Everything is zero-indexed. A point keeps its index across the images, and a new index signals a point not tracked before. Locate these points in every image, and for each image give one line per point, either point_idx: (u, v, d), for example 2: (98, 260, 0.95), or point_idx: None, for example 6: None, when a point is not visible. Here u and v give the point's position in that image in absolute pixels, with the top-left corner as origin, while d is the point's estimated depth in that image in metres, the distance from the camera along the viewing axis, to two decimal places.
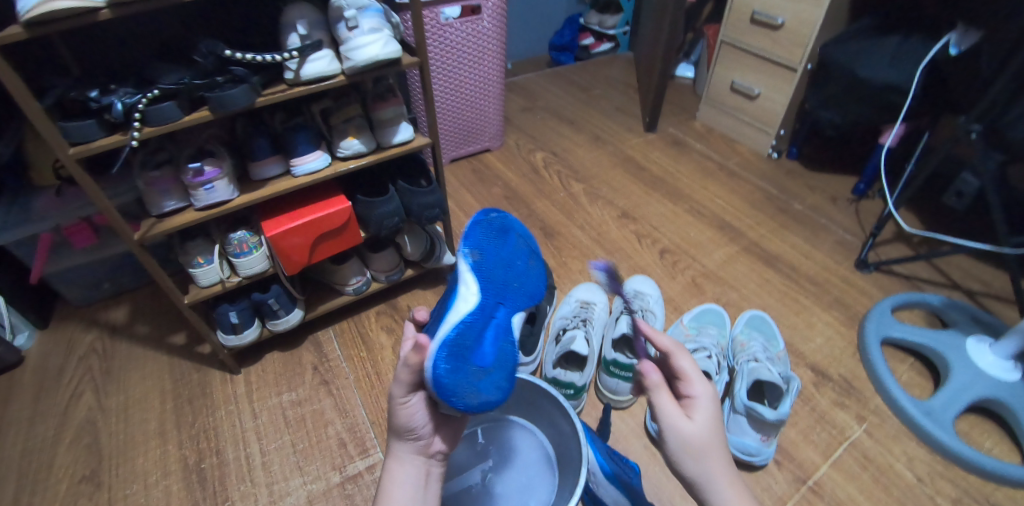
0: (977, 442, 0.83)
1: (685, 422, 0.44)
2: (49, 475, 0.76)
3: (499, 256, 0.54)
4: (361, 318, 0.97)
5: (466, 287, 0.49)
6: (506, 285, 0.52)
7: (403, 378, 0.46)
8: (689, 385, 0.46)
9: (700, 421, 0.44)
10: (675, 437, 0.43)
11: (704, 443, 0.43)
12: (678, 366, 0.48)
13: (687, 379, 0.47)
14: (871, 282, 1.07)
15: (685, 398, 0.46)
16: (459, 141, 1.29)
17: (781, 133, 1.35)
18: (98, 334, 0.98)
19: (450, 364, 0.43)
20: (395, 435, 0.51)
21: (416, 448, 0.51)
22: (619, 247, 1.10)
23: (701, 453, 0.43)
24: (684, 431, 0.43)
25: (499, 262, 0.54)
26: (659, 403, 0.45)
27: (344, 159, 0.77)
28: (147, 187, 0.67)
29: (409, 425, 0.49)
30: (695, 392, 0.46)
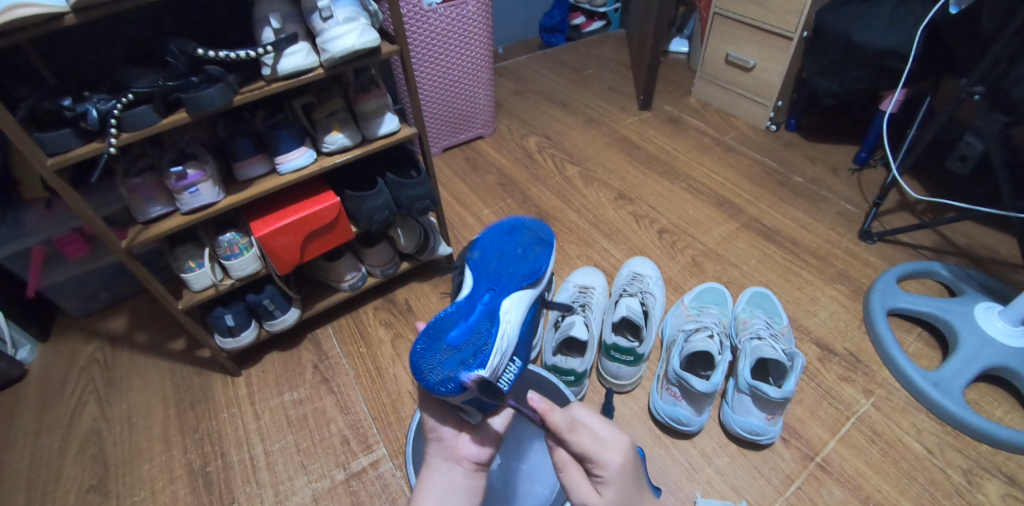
0: (987, 410, 0.82)
1: (593, 498, 0.44)
2: (57, 487, 0.77)
3: (490, 257, 0.66)
4: (359, 314, 0.97)
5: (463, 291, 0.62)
6: (493, 277, 0.62)
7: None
8: (595, 462, 0.44)
9: (609, 494, 0.44)
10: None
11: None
12: (584, 443, 0.44)
13: (596, 456, 0.44)
14: (875, 252, 1.05)
15: (592, 469, 0.45)
16: (450, 130, 1.27)
17: (778, 104, 1.32)
18: (99, 344, 0.97)
19: (424, 341, 0.51)
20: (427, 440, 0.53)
21: (440, 451, 0.51)
22: (617, 229, 1.08)
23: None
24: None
25: (492, 260, 0.65)
26: (570, 483, 0.46)
27: (330, 154, 0.75)
28: (129, 194, 0.65)
29: (432, 427, 0.53)
30: (605, 471, 0.44)
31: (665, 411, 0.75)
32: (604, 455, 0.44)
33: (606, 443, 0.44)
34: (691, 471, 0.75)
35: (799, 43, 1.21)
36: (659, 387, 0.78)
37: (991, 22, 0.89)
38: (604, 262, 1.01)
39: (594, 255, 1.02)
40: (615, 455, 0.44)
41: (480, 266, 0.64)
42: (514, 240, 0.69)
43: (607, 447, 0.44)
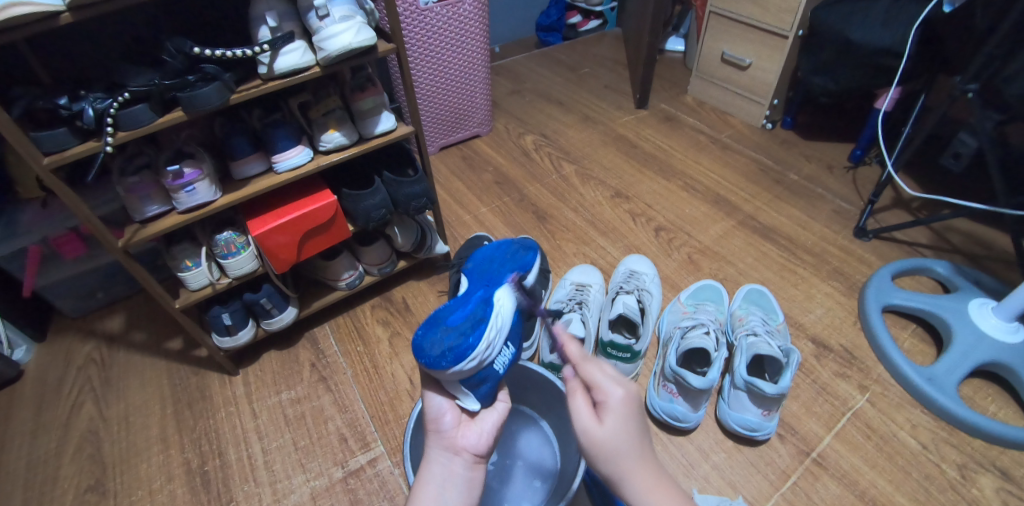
0: (981, 406, 0.83)
1: (593, 426, 0.42)
2: (54, 487, 0.77)
3: (484, 261, 0.68)
4: (356, 313, 0.97)
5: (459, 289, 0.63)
6: (486, 274, 0.64)
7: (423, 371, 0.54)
8: (600, 389, 0.44)
9: (611, 425, 0.42)
10: (587, 443, 0.42)
11: (617, 449, 0.41)
12: (593, 369, 0.45)
13: (603, 383, 0.44)
14: (870, 250, 1.05)
15: (598, 401, 0.44)
16: (447, 129, 1.27)
17: (774, 103, 1.33)
18: (96, 344, 0.97)
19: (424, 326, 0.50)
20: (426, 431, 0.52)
21: (441, 443, 0.51)
22: (613, 227, 1.09)
23: (612, 460, 0.41)
24: (593, 438, 0.42)
25: (485, 263, 0.68)
26: (572, 408, 0.44)
27: (327, 153, 0.75)
28: (125, 193, 0.65)
29: (433, 417, 0.52)
30: (610, 399, 0.43)
31: (662, 407, 0.76)
32: (610, 384, 0.44)
33: (615, 376, 0.45)
34: (689, 467, 0.75)
35: (795, 41, 1.22)
36: (656, 384, 0.79)
37: (985, 20, 0.90)
38: (601, 260, 1.01)
39: (591, 253, 1.03)
40: (620, 387, 0.44)
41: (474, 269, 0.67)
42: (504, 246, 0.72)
43: (614, 380, 0.44)
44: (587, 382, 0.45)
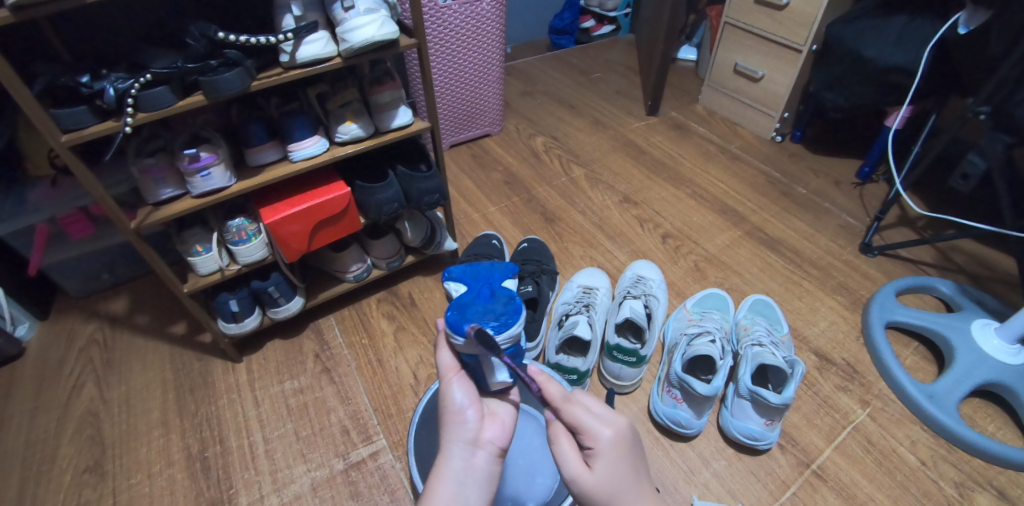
0: (980, 425, 0.83)
1: (585, 472, 0.42)
2: (53, 466, 0.77)
3: (474, 273, 0.75)
4: (362, 305, 0.97)
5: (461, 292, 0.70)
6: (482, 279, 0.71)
7: (444, 358, 0.53)
8: (588, 435, 0.43)
9: (602, 469, 0.42)
10: (580, 490, 0.42)
11: (611, 493, 0.41)
12: (579, 411, 0.44)
13: (591, 427, 0.43)
14: (875, 266, 1.06)
15: (587, 446, 0.43)
16: (458, 126, 1.28)
17: (784, 116, 1.33)
18: (98, 325, 0.97)
19: (455, 309, 0.53)
20: (448, 422, 0.49)
21: (465, 436, 0.47)
22: (621, 232, 1.09)
23: (607, 504, 0.41)
24: (585, 486, 0.42)
25: (474, 273, 0.75)
26: (559, 453, 0.44)
27: (342, 144, 0.76)
28: (141, 175, 0.65)
29: (455, 408, 0.49)
30: (599, 444, 0.43)
31: (665, 413, 0.76)
32: (598, 426, 0.43)
33: (602, 416, 0.44)
34: (689, 473, 0.76)
35: (808, 56, 1.22)
36: (660, 390, 0.79)
37: (999, 44, 0.90)
38: (608, 264, 1.01)
39: (598, 257, 1.03)
40: (608, 427, 0.43)
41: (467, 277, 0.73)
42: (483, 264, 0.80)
43: (602, 421, 0.44)
44: (572, 426, 0.44)
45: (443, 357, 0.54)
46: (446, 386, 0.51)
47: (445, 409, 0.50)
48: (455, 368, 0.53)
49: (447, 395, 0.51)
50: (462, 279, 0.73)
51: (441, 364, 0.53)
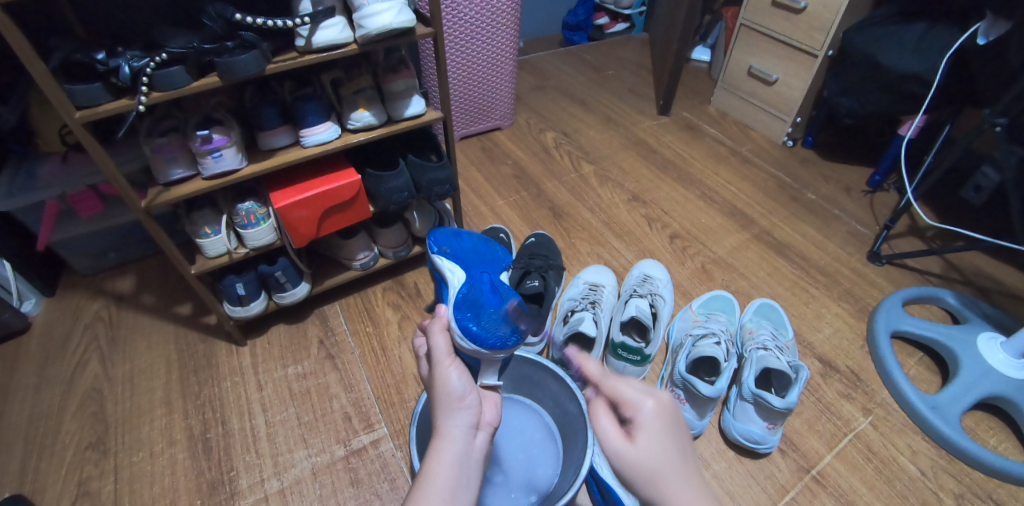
0: (981, 438, 0.83)
1: (626, 446, 0.41)
2: (56, 441, 0.77)
3: (465, 252, 0.70)
4: (367, 294, 0.97)
5: (455, 280, 0.64)
6: (476, 264, 0.67)
7: (439, 346, 0.52)
8: (629, 406, 0.43)
9: (645, 443, 0.41)
10: (623, 466, 0.41)
11: (655, 468, 0.40)
12: (618, 384, 0.45)
13: (631, 399, 0.44)
14: (883, 274, 1.05)
15: (629, 421, 0.43)
16: (469, 119, 1.27)
17: (797, 120, 1.32)
18: (105, 303, 0.97)
19: (469, 313, 0.54)
20: (445, 405, 0.47)
21: (467, 420, 0.46)
22: (629, 230, 1.09)
23: (652, 481, 0.39)
24: (628, 461, 0.41)
25: (468, 255, 0.69)
26: (600, 427, 0.44)
27: (354, 132, 0.75)
28: (153, 154, 0.65)
29: (456, 392, 0.48)
30: (641, 416, 0.43)
31: None
32: (639, 397, 0.44)
33: (642, 388, 0.44)
34: None
35: (824, 61, 1.21)
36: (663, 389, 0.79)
37: (1019, 56, 0.89)
38: (614, 262, 1.01)
39: (605, 254, 1.03)
40: (650, 400, 0.43)
41: (461, 259, 0.68)
42: (472, 240, 0.75)
43: (643, 392, 0.44)
44: (613, 401, 0.45)
45: (439, 344, 0.52)
46: (443, 370, 0.49)
47: (443, 393, 0.48)
48: (450, 354, 0.51)
49: (444, 379, 0.49)
50: (455, 259, 0.68)
51: (436, 348, 0.52)
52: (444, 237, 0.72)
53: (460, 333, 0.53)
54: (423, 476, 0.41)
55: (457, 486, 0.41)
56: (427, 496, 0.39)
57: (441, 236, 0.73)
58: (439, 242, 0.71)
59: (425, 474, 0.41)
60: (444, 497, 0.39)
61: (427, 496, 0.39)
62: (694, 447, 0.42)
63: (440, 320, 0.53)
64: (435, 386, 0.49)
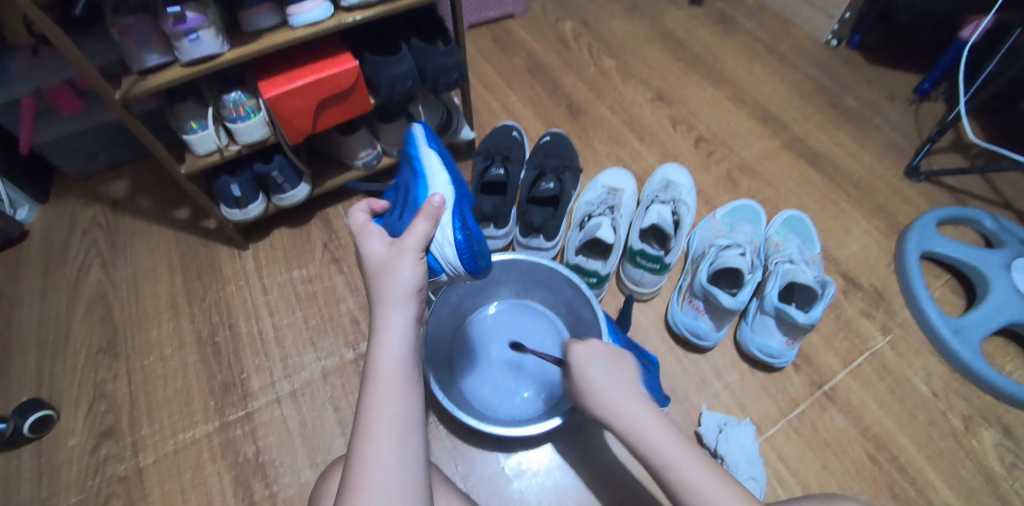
0: (998, 363, 0.81)
1: (589, 380, 0.45)
2: (67, 344, 0.77)
3: (455, 157, 0.55)
4: (371, 196, 0.92)
5: (444, 178, 0.48)
6: (465, 176, 0.54)
7: (417, 233, 0.41)
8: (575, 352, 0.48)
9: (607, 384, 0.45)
10: (587, 402, 0.45)
11: (609, 394, 0.44)
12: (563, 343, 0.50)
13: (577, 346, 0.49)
14: (919, 191, 0.98)
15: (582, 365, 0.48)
16: (479, 5, 1.14)
17: (846, 15, 1.17)
18: (100, 208, 0.94)
19: (464, 228, 0.45)
20: (390, 297, 0.40)
21: (413, 312, 0.41)
22: (651, 131, 1.01)
23: (611, 406, 0.43)
24: (590, 392, 0.45)
25: (451, 156, 0.54)
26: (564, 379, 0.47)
27: (349, 10, 0.66)
28: (121, 37, 0.57)
29: (407, 286, 0.40)
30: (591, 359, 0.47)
31: (684, 323, 0.73)
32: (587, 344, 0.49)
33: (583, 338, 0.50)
34: (701, 385, 0.75)
35: None
36: (680, 300, 0.76)
37: None
38: (635, 165, 0.95)
39: (625, 156, 0.96)
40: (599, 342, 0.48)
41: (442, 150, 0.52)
42: (463, 149, 0.60)
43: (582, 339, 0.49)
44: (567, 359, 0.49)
45: (418, 232, 0.41)
46: (399, 262, 0.40)
47: (389, 284, 0.40)
48: (419, 251, 0.42)
49: (398, 271, 0.40)
50: (448, 158, 0.52)
51: (413, 233, 0.41)
52: (439, 133, 0.53)
53: (447, 241, 0.43)
54: (373, 380, 0.39)
55: (412, 385, 0.40)
56: (385, 402, 0.38)
57: (431, 131, 0.53)
58: (433, 137, 0.52)
59: (375, 378, 0.39)
60: (401, 399, 0.39)
61: (385, 403, 0.38)
62: (636, 378, 0.47)
63: (433, 210, 0.42)
64: (382, 275, 0.41)
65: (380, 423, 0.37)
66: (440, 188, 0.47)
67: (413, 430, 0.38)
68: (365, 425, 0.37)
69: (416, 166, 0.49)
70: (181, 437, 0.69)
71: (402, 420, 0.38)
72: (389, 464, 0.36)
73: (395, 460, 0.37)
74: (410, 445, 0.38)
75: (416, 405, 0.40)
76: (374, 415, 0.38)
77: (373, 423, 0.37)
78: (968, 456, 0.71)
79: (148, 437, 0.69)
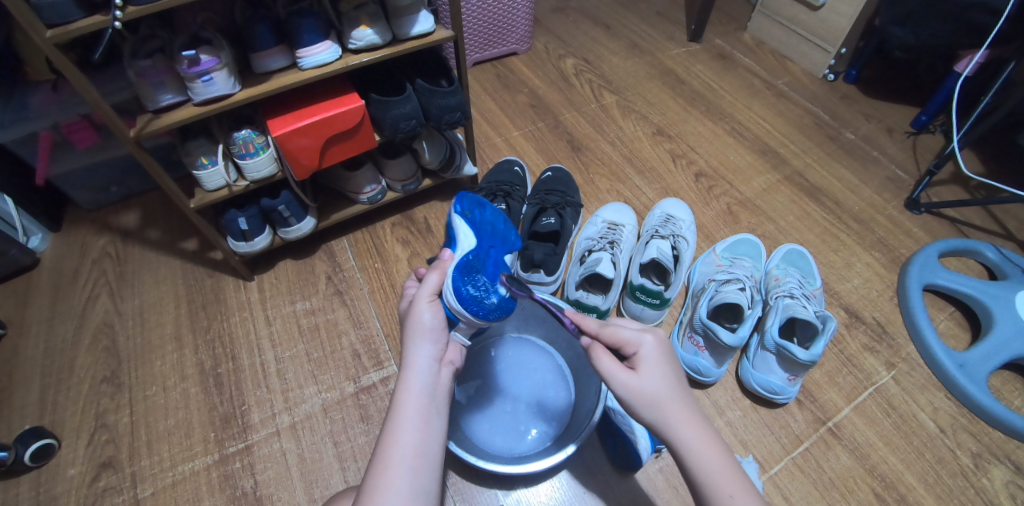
0: (1005, 398, 0.80)
1: (631, 377, 0.43)
2: (72, 374, 0.78)
3: (491, 220, 0.55)
4: (376, 229, 0.93)
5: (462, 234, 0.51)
6: (491, 233, 0.54)
7: (430, 283, 0.46)
8: (630, 344, 0.45)
9: (648, 373, 0.43)
10: (628, 396, 0.43)
11: (657, 395, 0.42)
12: (615, 328, 0.46)
13: (630, 338, 0.45)
14: (920, 224, 0.98)
15: (631, 357, 0.45)
16: (483, 43, 1.17)
17: (842, 51, 1.20)
18: (110, 238, 0.96)
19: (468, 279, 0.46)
20: (413, 335, 0.45)
21: (432, 351, 0.44)
22: (651, 166, 1.02)
23: (655, 406, 0.41)
24: (634, 389, 0.42)
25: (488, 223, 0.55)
26: (603, 369, 0.44)
27: (357, 53, 0.69)
28: (138, 78, 0.59)
29: (427, 325, 0.45)
30: (642, 350, 0.44)
31: (685, 359, 0.73)
32: (639, 335, 0.45)
33: (638, 326, 0.46)
34: (703, 421, 0.75)
35: None
36: (681, 335, 0.76)
37: None
38: (635, 200, 0.96)
39: (625, 191, 0.97)
40: (649, 335, 0.45)
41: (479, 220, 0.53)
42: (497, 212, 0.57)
43: (641, 330, 0.46)
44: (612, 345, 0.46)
45: (430, 283, 0.46)
46: (417, 304, 0.45)
47: (412, 322, 0.45)
48: (433, 295, 0.46)
49: (417, 311, 0.45)
50: (473, 222, 0.52)
51: (423, 285, 0.46)
52: (470, 199, 0.54)
53: (450, 293, 0.45)
54: (394, 410, 0.42)
55: (427, 419, 0.41)
56: (400, 432, 0.40)
57: (468, 196, 0.54)
58: (463, 203, 0.53)
59: (394, 410, 0.41)
60: (417, 429, 0.41)
61: (402, 430, 0.40)
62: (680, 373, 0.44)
63: (442, 262, 0.47)
64: (407, 316, 0.46)
65: (396, 449, 0.39)
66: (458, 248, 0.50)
67: (427, 461, 0.40)
68: (382, 453, 0.40)
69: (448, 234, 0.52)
70: (180, 470, 0.69)
71: (417, 449, 0.40)
72: (399, 492, 0.37)
73: (405, 488, 0.38)
74: (422, 476, 0.39)
75: (430, 439, 0.41)
76: (391, 442, 0.40)
77: (389, 450, 0.39)
78: (979, 496, 0.69)
79: (147, 468, 0.69)
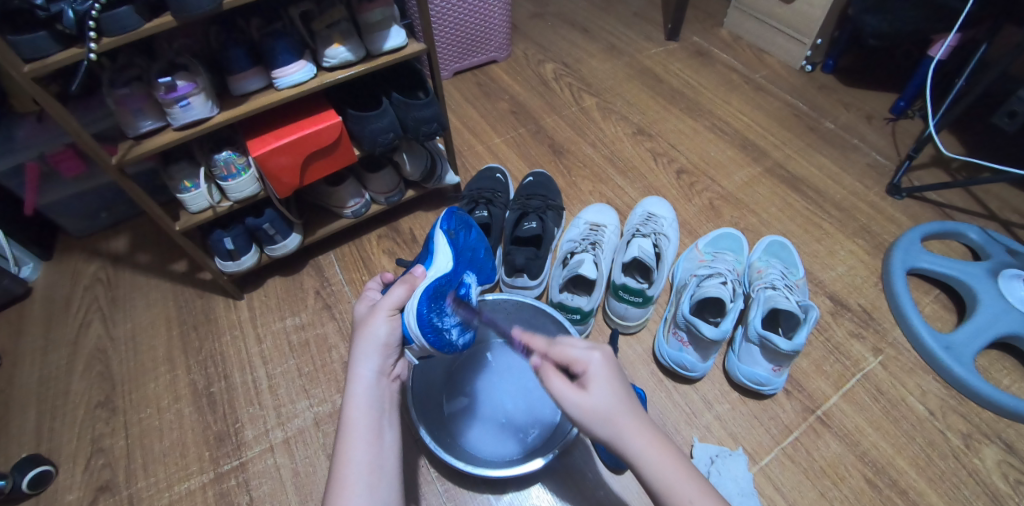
0: (994, 378, 0.80)
1: (582, 396, 0.42)
2: (67, 401, 0.78)
3: (468, 244, 0.58)
4: (362, 242, 0.94)
5: (441, 255, 0.51)
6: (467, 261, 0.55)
7: (395, 295, 0.46)
8: (579, 362, 0.45)
9: (597, 392, 0.43)
10: (580, 415, 0.42)
11: (609, 412, 0.42)
12: (565, 346, 0.46)
13: (580, 356, 0.45)
14: (901, 209, 0.99)
15: (580, 375, 0.45)
16: (462, 52, 1.19)
17: (817, 42, 1.21)
18: (101, 264, 0.96)
19: (433, 304, 0.45)
20: (363, 349, 0.45)
21: (379, 365, 0.45)
22: (632, 166, 1.03)
23: (607, 423, 0.42)
24: (584, 409, 0.42)
25: (467, 250, 0.56)
26: (554, 391, 0.43)
27: (332, 70, 0.70)
28: (117, 107, 0.60)
29: (381, 340, 0.45)
30: (590, 368, 0.44)
31: (670, 356, 0.74)
32: (587, 353, 0.45)
33: (586, 344, 0.46)
34: (692, 415, 0.75)
35: None
36: (666, 332, 0.77)
37: None
38: (618, 201, 0.97)
39: (608, 192, 0.99)
40: (598, 353, 0.45)
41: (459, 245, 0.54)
42: (476, 239, 0.62)
43: (589, 348, 0.46)
44: (561, 363, 0.46)
45: (394, 295, 0.45)
46: (374, 317, 0.45)
47: (364, 337, 0.45)
48: (392, 307, 0.45)
49: (372, 324, 0.45)
50: (455, 243, 0.54)
51: (388, 295, 0.46)
52: (459, 218, 0.57)
53: (412, 314, 0.44)
54: (344, 429, 0.42)
55: (377, 435, 0.43)
56: (353, 450, 0.41)
57: (455, 216, 0.58)
58: (449, 222, 0.55)
59: (345, 428, 0.42)
60: (369, 445, 0.42)
61: (354, 450, 0.41)
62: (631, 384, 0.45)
63: (412, 277, 0.47)
64: (360, 327, 0.46)
65: (350, 469, 0.40)
66: (435, 266, 0.50)
67: (383, 474, 0.41)
68: (336, 473, 0.40)
69: (427, 246, 0.54)
70: (177, 490, 0.69)
71: (372, 465, 0.41)
72: None
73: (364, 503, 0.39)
74: (379, 490, 0.40)
75: (382, 452, 0.42)
76: (344, 462, 0.41)
77: (342, 470, 0.40)
78: (970, 476, 0.70)
79: (144, 490, 0.70)
